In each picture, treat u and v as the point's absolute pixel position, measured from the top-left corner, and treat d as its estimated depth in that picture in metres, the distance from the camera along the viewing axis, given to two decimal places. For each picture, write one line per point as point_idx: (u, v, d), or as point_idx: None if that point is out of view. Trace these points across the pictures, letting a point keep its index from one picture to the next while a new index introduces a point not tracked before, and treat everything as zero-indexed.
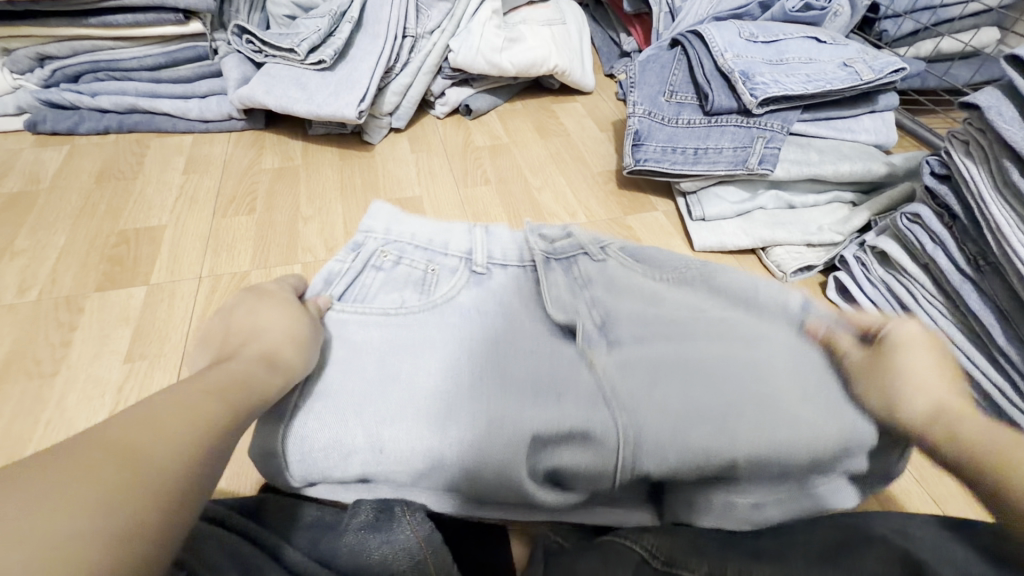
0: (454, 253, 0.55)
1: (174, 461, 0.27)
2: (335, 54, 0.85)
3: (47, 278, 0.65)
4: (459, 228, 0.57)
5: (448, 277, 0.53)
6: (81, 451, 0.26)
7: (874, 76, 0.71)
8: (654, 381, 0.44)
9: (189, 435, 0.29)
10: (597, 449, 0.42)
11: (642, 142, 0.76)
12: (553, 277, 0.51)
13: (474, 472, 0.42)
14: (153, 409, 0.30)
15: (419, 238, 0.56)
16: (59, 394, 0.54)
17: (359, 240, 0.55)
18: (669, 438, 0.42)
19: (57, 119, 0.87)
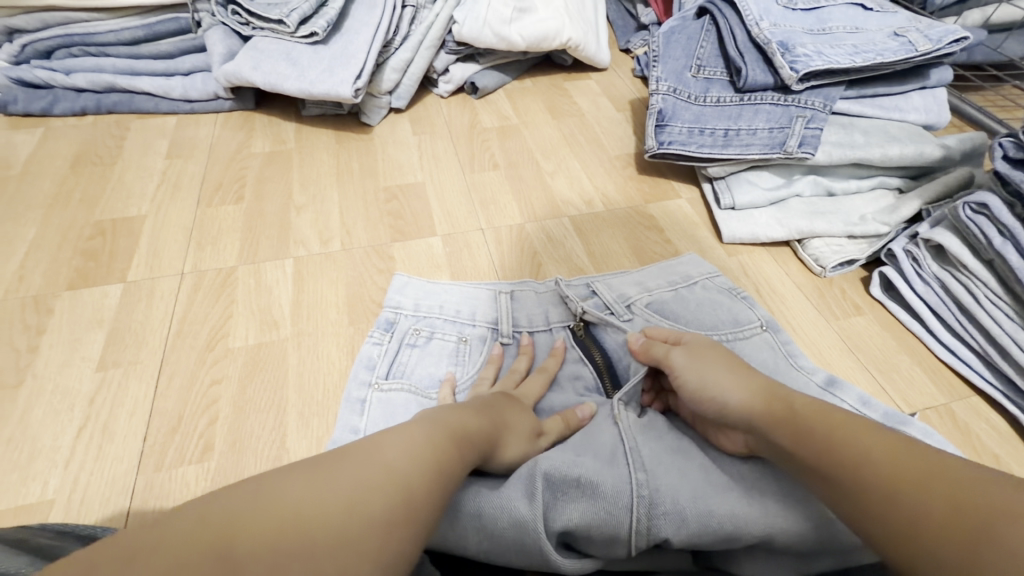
0: (485, 323, 0.54)
1: (394, 488, 0.30)
2: (328, 26, 0.77)
3: (15, 275, 0.60)
4: (486, 290, 0.57)
5: (479, 346, 0.52)
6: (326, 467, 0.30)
7: (931, 46, 0.63)
8: (676, 441, 0.43)
9: (379, 502, 0.29)
10: (610, 505, 0.37)
11: (667, 123, 0.69)
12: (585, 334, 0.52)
13: (481, 520, 0.37)
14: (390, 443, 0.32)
15: (450, 296, 0.56)
16: (23, 408, 0.49)
17: (390, 318, 0.54)
18: (690, 501, 0.38)
19: (29, 99, 0.80)
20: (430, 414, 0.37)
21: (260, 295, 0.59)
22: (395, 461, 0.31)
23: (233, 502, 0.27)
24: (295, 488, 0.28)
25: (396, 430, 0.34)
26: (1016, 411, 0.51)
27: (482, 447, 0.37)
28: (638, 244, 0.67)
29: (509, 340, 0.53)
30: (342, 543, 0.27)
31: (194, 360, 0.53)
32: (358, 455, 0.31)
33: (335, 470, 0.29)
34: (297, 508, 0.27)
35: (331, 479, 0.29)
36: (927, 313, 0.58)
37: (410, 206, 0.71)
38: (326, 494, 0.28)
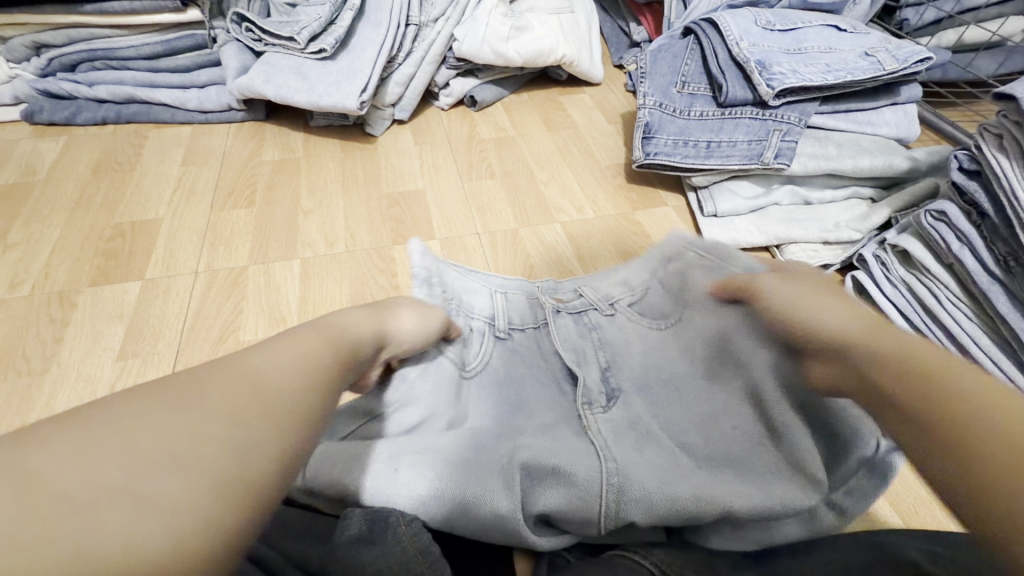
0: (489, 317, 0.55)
1: (259, 401, 0.27)
2: (336, 42, 0.82)
3: (40, 273, 0.64)
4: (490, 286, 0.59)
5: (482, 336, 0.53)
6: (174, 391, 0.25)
7: (898, 66, 0.68)
8: (644, 430, 0.45)
9: (251, 417, 0.26)
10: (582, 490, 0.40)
11: (653, 135, 0.74)
12: (567, 328, 0.54)
13: (463, 502, 0.38)
14: (247, 359, 0.29)
15: (465, 284, 0.58)
16: (50, 393, 0.53)
17: (420, 272, 0.55)
18: (657, 487, 0.40)
19: (54, 109, 0.86)
20: (324, 327, 0.36)
21: (270, 293, 0.63)
22: (275, 377, 0.28)
23: (58, 445, 0.22)
24: (132, 422, 0.23)
25: (253, 350, 0.30)
26: None
27: (350, 351, 0.35)
28: (626, 248, 0.71)
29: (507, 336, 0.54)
30: (209, 455, 0.23)
31: (207, 353, 0.56)
32: (223, 367, 0.28)
33: (188, 395, 0.25)
34: (150, 446, 0.22)
35: (182, 406, 0.25)
36: (894, 314, 0.62)
37: (411, 211, 0.75)
38: (182, 423, 0.24)
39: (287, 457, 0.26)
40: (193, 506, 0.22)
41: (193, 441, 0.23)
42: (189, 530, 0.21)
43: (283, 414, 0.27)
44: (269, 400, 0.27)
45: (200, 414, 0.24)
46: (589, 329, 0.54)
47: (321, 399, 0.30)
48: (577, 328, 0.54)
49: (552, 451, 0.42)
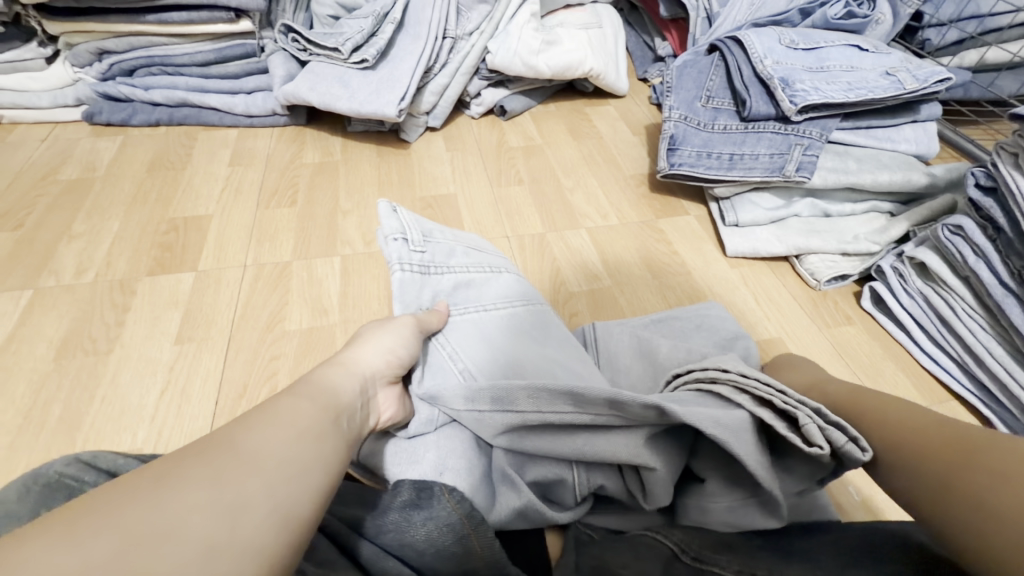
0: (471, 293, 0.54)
1: (253, 472, 0.28)
2: (377, 53, 0.87)
3: (102, 262, 0.69)
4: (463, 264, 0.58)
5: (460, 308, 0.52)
6: (171, 473, 0.27)
7: (918, 85, 0.70)
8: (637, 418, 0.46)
9: (243, 490, 0.27)
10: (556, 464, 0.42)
11: (677, 147, 0.77)
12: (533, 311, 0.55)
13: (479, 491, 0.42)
14: (239, 431, 0.30)
15: None
16: (114, 371, 0.57)
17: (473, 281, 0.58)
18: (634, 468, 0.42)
19: (113, 111, 0.92)
20: (320, 388, 0.38)
21: (313, 286, 0.67)
22: (268, 451, 0.30)
23: (65, 532, 0.23)
24: (129, 507, 0.24)
25: (245, 421, 0.31)
26: (992, 415, 0.56)
27: (341, 407, 0.37)
28: (648, 254, 0.74)
29: (485, 308, 0.52)
30: (201, 534, 0.24)
31: (256, 340, 0.61)
32: (223, 440, 0.29)
33: (181, 476, 0.27)
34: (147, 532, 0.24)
35: (178, 487, 0.26)
36: (910, 324, 0.64)
37: (443, 213, 0.79)
38: (177, 503, 0.25)
39: (280, 525, 0.27)
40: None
41: (186, 520, 0.25)
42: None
43: (278, 482, 0.29)
44: (261, 473, 0.28)
45: (197, 493, 0.26)
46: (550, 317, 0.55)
47: (315, 462, 0.31)
48: (542, 317, 0.55)
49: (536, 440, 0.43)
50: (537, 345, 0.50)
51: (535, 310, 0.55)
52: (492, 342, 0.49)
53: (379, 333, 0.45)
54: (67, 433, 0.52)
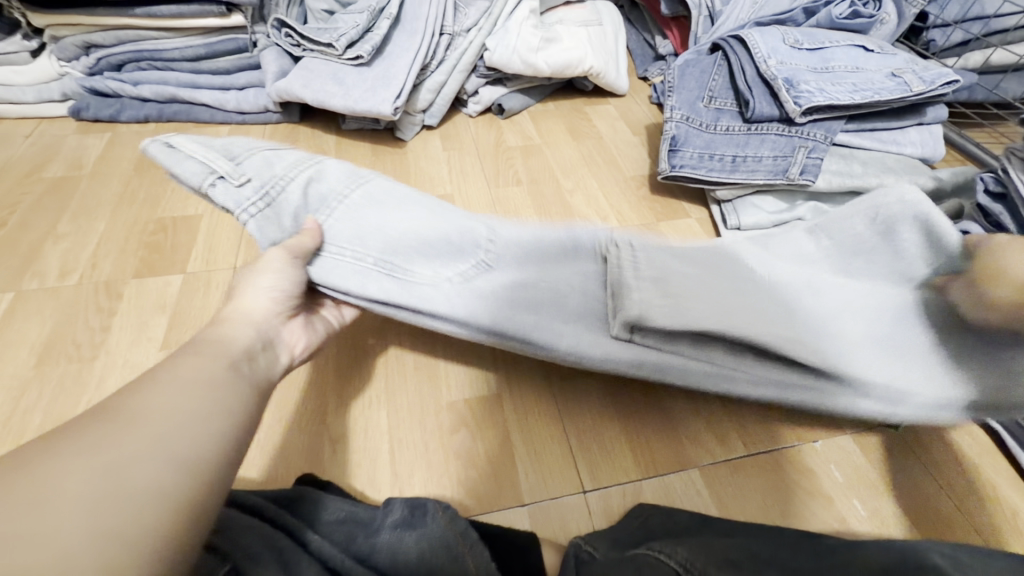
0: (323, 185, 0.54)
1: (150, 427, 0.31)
2: (373, 49, 0.85)
3: (88, 263, 0.67)
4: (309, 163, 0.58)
5: (325, 208, 0.53)
6: (61, 440, 0.29)
7: (925, 87, 0.69)
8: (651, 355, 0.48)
9: (144, 443, 0.31)
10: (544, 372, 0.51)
11: (679, 148, 0.75)
12: (400, 185, 0.59)
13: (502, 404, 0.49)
14: (127, 398, 0.33)
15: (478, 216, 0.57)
16: (98, 377, 0.55)
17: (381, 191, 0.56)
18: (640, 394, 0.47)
19: (100, 107, 0.89)
20: (219, 349, 0.41)
21: None
22: (163, 414, 0.33)
23: None
24: (30, 470, 0.27)
25: (135, 390, 0.34)
26: (998, 424, 0.54)
27: (233, 365, 0.40)
28: None
29: (346, 195, 0.54)
30: (107, 483, 0.28)
31: None
32: (116, 408, 0.32)
33: (76, 441, 0.29)
34: (54, 490, 0.27)
35: (76, 449, 0.29)
36: None
37: None
38: (74, 463, 0.28)
39: (184, 473, 0.31)
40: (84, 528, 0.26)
41: (88, 477, 0.28)
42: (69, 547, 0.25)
43: (176, 433, 0.32)
44: (154, 430, 0.31)
45: (93, 454, 0.29)
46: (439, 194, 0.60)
47: (212, 413, 0.35)
48: (414, 188, 0.60)
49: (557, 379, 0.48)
50: (432, 214, 0.56)
51: (409, 188, 0.60)
52: (387, 218, 0.54)
53: (261, 277, 0.48)
54: None
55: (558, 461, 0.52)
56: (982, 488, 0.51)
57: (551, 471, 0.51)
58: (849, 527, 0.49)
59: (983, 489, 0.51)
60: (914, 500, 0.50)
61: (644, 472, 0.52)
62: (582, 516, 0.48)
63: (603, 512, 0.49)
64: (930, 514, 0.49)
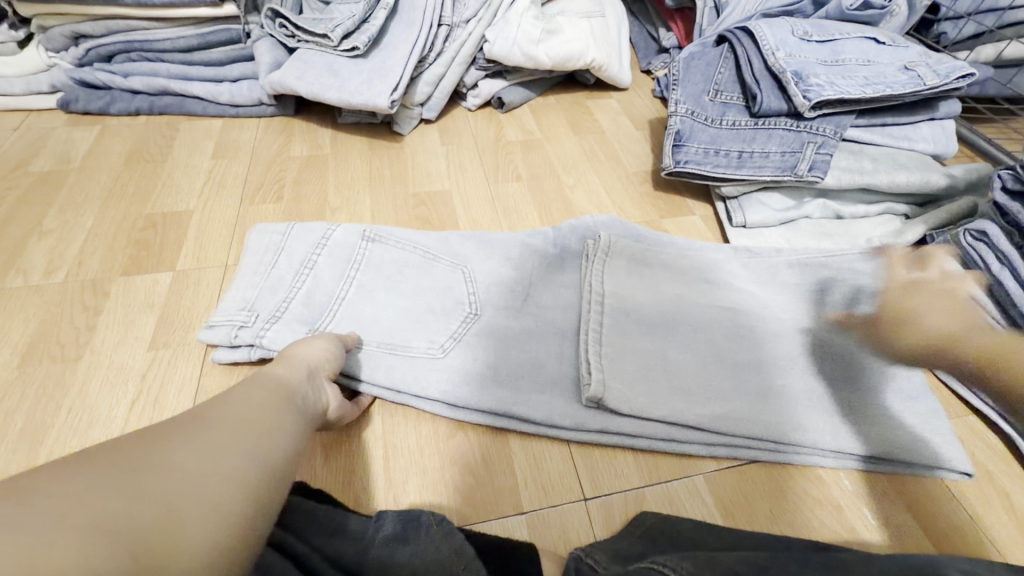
0: (323, 291, 0.58)
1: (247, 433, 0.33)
2: (369, 41, 0.82)
3: (74, 260, 0.65)
4: (304, 242, 0.62)
5: (329, 308, 0.57)
6: (172, 431, 0.31)
7: (938, 81, 0.67)
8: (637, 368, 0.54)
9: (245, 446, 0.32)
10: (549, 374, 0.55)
11: (683, 143, 0.73)
12: (392, 248, 0.63)
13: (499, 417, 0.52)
14: (222, 403, 0.35)
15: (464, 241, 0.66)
16: (82, 379, 0.53)
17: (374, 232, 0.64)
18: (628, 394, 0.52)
19: (89, 99, 0.87)
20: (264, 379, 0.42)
21: None
22: (246, 419, 0.34)
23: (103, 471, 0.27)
24: (154, 454, 0.29)
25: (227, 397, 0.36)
26: (1011, 430, 0.52)
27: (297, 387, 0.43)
28: None
29: (342, 293, 0.59)
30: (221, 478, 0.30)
31: None
32: (187, 415, 0.33)
33: (186, 433, 0.31)
34: (178, 474, 0.28)
35: (191, 440, 0.30)
36: None
37: (437, 211, 0.75)
38: (194, 454, 0.30)
39: (261, 476, 0.32)
40: (191, 528, 0.27)
41: (185, 481, 0.28)
42: (183, 545, 0.26)
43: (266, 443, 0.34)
44: (250, 436, 0.33)
45: (181, 454, 0.29)
46: (423, 248, 0.64)
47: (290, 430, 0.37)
48: (402, 250, 0.63)
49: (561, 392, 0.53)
50: (419, 286, 0.60)
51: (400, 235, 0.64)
52: (382, 304, 0.58)
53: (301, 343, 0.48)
54: (29, 448, 0.48)
55: (557, 466, 0.50)
56: (996, 497, 0.49)
57: (550, 476, 0.49)
58: (858, 536, 0.47)
59: (998, 498, 0.49)
60: (927, 509, 0.48)
61: (645, 479, 0.50)
62: (582, 526, 0.47)
63: (604, 520, 0.47)
64: (944, 525, 0.47)
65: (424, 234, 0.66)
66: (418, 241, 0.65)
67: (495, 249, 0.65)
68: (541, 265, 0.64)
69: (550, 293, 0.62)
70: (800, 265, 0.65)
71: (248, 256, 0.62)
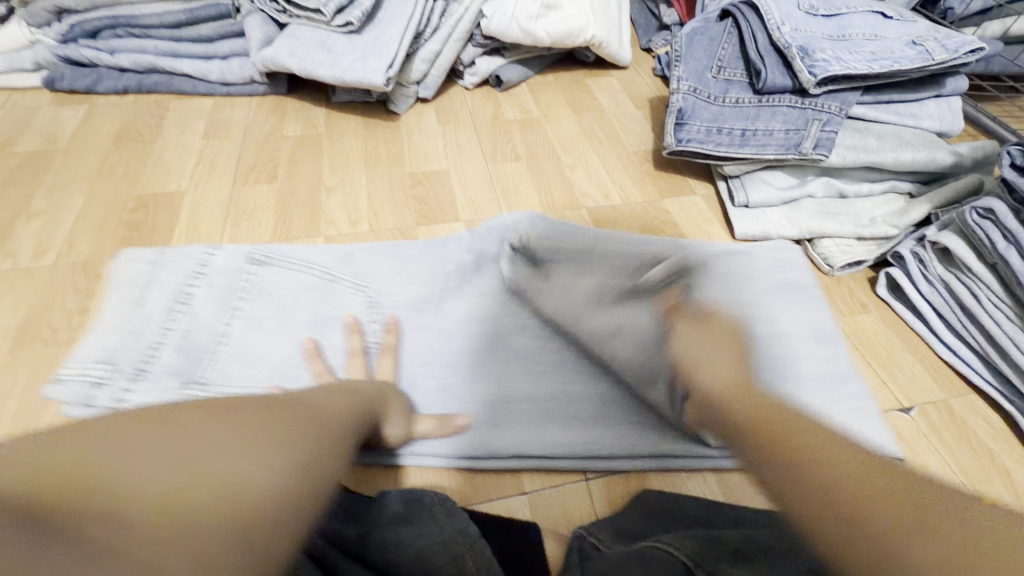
0: (203, 328, 0.55)
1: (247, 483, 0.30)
2: (363, 15, 0.80)
3: (64, 242, 0.64)
4: (178, 271, 0.59)
5: (211, 350, 0.54)
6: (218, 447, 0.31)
7: (947, 56, 0.65)
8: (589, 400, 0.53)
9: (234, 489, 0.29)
10: (511, 370, 0.55)
11: (686, 121, 0.71)
12: (284, 271, 0.60)
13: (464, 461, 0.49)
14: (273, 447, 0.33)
15: (379, 255, 0.63)
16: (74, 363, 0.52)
17: (262, 252, 0.61)
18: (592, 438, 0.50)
19: (75, 77, 0.85)
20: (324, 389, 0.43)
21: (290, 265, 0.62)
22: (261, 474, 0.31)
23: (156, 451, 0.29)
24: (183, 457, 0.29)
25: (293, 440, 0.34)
26: (1010, 406, 0.52)
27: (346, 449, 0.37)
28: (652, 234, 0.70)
29: (225, 330, 0.55)
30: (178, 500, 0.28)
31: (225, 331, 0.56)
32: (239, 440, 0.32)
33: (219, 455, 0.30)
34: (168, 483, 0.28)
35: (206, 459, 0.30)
36: (930, 313, 0.59)
37: (435, 191, 0.74)
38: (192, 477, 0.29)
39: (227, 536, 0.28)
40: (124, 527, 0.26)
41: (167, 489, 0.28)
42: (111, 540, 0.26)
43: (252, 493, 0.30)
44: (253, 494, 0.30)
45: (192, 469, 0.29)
46: (322, 268, 0.61)
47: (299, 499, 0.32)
48: (300, 271, 0.60)
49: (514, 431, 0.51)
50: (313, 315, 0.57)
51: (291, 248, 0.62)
52: (271, 339, 0.55)
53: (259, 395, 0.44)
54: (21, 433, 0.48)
55: (556, 446, 0.49)
56: (995, 473, 0.49)
57: (553, 457, 0.49)
58: None
59: (996, 475, 0.49)
60: None
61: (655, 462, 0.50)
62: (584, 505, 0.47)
63: (606, 498, 0.48)
64: None
65: (322, 251, 0.62)
66: (316, 261, 0.61)
67: (428, 267, 0.62)
68: (453, 279, 0.62)
69: (507, 298, 0.59)
70: (776, 252, 0.64)
71: (113, 290, 0.58)
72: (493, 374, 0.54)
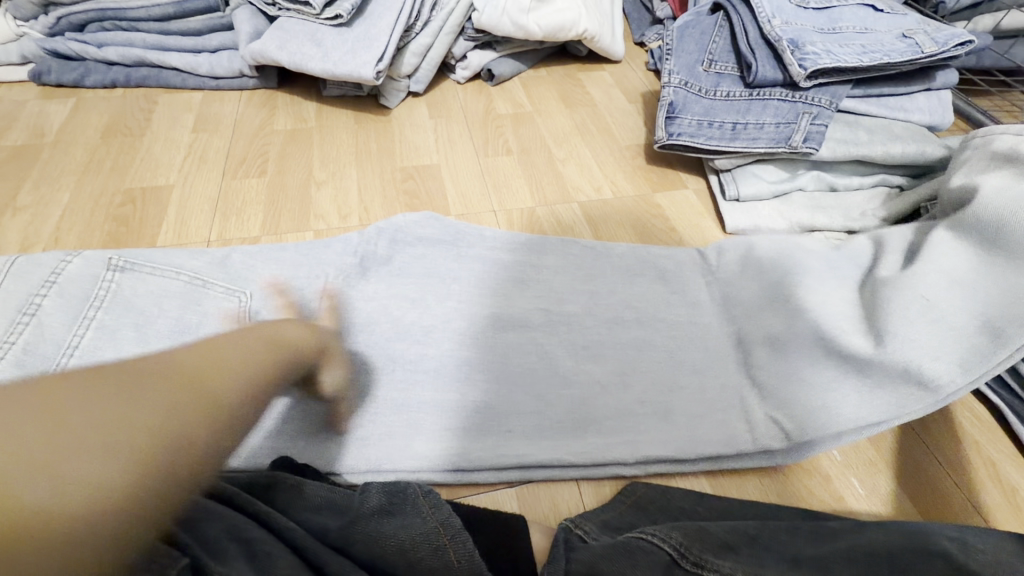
0: (49, 339, 0.52)
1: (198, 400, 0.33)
2: (352, 8, 0.79)
3: (51, 236, 0.63)
4: (27, 281, 0.55)
5: (55, 362, 0.51)
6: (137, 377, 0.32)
7: (937, 49, 0.65)
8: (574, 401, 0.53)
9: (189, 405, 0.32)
10: (502, 362, 0.55)
11: (677, 114, 0.71)
12: (147, 277, 0.57)
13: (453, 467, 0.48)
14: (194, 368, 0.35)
15: (278, 255, 0.62)
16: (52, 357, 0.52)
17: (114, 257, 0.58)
18: (582, 433, 0.50)
19: (62, 70, 0.84)
20: (228, 334, 0.42)
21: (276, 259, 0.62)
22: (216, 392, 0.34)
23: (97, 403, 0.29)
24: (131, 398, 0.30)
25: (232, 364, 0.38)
26: (998, 399, 0.53)
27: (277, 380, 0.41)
28: (643, 227, 0.70)
29: (76, 340, 0.52)
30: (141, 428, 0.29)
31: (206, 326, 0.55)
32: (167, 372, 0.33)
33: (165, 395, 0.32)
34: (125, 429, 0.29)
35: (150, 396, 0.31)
36: None
37: (426, 185, 0.74)
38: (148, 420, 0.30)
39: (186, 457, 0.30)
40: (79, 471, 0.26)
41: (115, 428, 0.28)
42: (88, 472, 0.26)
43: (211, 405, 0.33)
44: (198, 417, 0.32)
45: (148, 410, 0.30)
46: (189, 273, 0.58)
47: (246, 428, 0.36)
48: (163, 277, 0.58)
49: (507, 429, 0.50)
50: (174, 325, 0.55)
51: (275, 253, 0.62)
52: (124, 349, 0.52)
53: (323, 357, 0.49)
54: None
55: (546, 440, 0.50)
56: (981, 464, 0.49)
57: (542, 449, 0.49)
58: (847, 505, 0.47)
59: (982, 466, 0.49)
60: (914, 478, 0.48)
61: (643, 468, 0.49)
62: (571, 500, 0.47)
63: (594, 493, 0.48)
64: (930, 494, 0.47)
65: (188, 255, 0.61)
66: (185, 266, 0.59)
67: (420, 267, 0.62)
68: (334, 281, 0.60)
69: (497, 301, 0.59)
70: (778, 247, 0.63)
71: None
72: (484, 368, 0.54)
